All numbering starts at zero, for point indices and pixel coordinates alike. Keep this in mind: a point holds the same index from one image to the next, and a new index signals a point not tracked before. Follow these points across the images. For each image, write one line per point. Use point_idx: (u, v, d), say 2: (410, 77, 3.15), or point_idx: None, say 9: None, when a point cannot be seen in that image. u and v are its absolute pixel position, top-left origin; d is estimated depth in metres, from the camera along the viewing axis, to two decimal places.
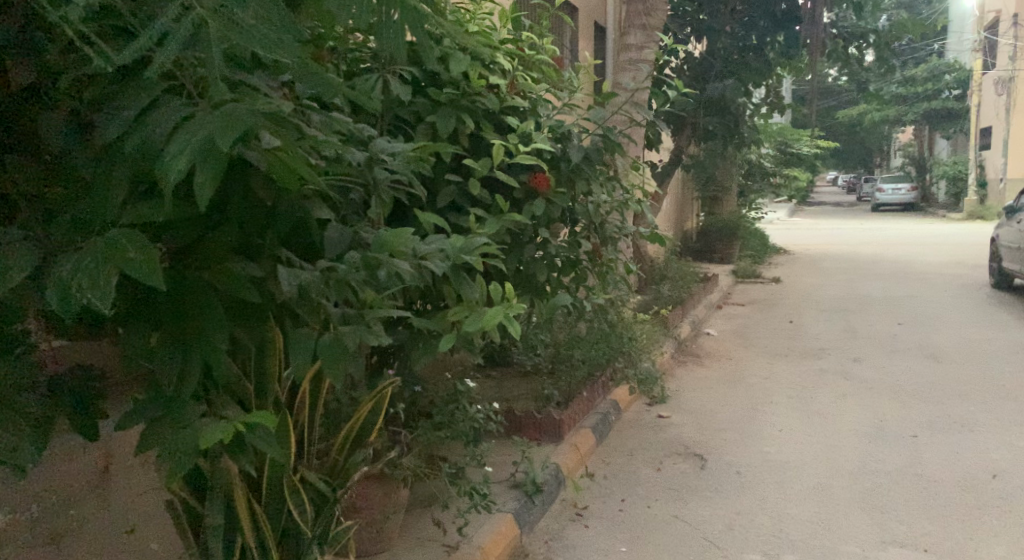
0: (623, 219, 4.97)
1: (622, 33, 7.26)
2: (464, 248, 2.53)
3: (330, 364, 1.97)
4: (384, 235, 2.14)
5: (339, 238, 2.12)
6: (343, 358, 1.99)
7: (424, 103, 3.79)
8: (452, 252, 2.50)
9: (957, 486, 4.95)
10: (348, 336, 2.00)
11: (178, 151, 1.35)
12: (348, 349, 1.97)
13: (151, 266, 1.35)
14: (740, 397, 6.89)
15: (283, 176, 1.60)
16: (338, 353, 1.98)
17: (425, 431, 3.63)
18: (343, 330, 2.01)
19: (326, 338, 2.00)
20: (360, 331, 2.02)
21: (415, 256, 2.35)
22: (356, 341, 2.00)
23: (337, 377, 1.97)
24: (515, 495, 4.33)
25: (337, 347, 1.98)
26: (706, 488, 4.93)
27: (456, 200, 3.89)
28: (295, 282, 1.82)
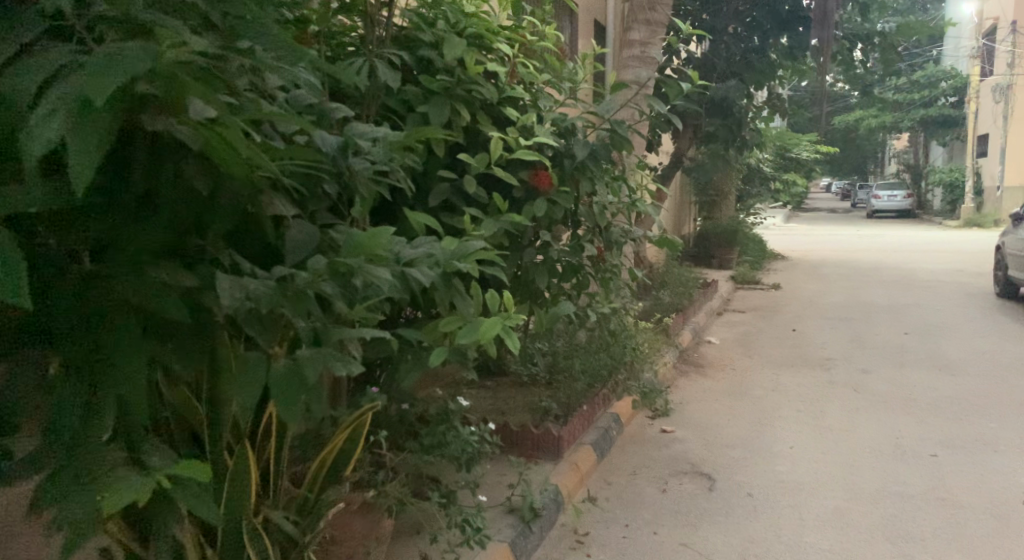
0: (630, 222, 4.63)
1: (625, 27, 6.89)
2: (456, 253, 2.17)
3: (286, 398, 1.60)
4: (358, 236, 1.76)
5: (304, 240, 1.78)
6: (302, 392, 1.61)
7: (416, 91, 3.41)
8: (443, 258, 2.14)
9: (985, 512, 4.61)
10: (309, 362, 1.63)
11: (45, 117, 1.17)
12: (308, 379, 1.60)
13: (11, 276, 1.15)
14: (747, 410, 6.54)
15: (217, 158, 1.38)
16: (297, 384, 1.61)
17: (413, 454, 3.27)
18: (303, 357, 1.64)
19: (282, 365, 1.64)
20: (327, 357, 1.65)
21: (398, 262, 1.97)
22: (318, 371, 1.63)
23: (294, 416, 1.60)
24: (511, 521, 3.96)
25: (297, 380, 1.62)
26: (716, 512, 4.58)
27: (448, 199, 3.54)
28: (240, 292, 1.52)
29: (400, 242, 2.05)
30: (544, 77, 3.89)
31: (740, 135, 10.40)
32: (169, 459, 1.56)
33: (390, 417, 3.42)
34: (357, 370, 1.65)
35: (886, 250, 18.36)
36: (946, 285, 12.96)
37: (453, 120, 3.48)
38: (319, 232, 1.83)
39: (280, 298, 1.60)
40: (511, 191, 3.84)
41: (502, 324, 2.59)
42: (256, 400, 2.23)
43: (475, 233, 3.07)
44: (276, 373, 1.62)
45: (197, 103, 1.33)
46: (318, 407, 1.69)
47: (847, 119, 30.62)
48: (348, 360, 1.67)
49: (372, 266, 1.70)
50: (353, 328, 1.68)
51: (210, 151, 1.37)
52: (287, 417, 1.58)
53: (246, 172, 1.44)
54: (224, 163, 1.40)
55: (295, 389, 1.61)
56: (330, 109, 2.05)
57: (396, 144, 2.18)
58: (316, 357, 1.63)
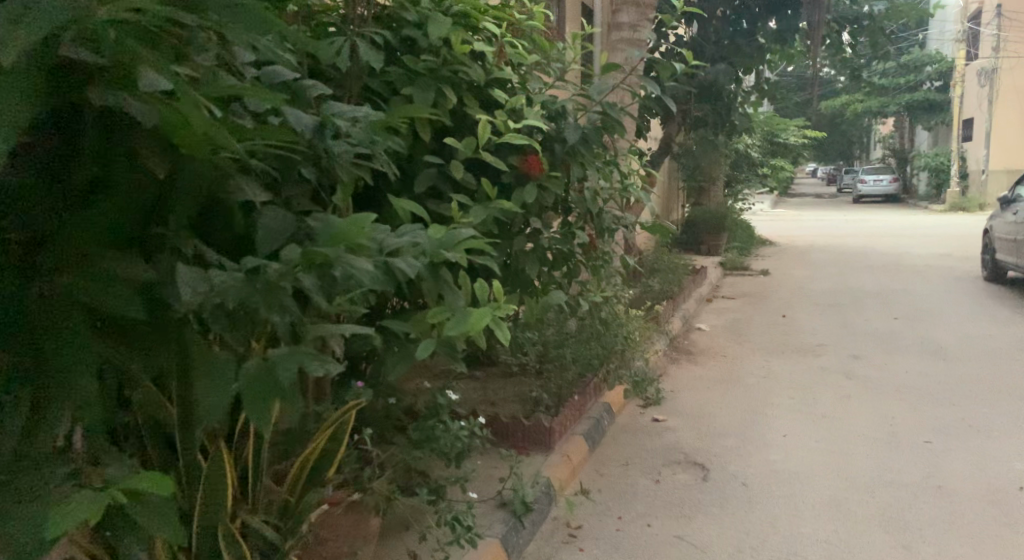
0: (620, 207, 4.52)
1: (613, 9, 6.73)
2: (443, 243, 2.04)
3: (256, 402, 1.47)
4: (336, 225, 1.62)
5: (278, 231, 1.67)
6: (274, 394, 1.49)
7: (399, 72, 3.29)
8: (429, 248, 2.01)
9: (982, 499, 4.53)
10: (284, 363, 1.50)
11: None
12: (283, 383, 1.48)
13: None
14: (739, 398, 6.45)
15: (174, 132, 1.35)
16: (268, 386, 1.49)
17: (401, 449, 3.15)
18: (277, 357, 1.51)
19: (253, 364, 1.51)
20: (302, 357, 1.52)
21: (381, 252, 1.84)
22: (294, 373, 1.50)
23: (265, 421, 1.49)
24: (503, 516, 3.84)
25: (269, 381, 1.49)
26: (711, 503, 4.48)
27: (435, 185, 3.42)
28: (206, 284, 1.38)
29: (382, 230, 1.92)
30: (533, 59, 3.76)
31: (729, 120, 10.28)
32: (129, 475, 1.47)
33: (376, 413, 3.28)
34: (337, 371, 1.53)
35: (873, 236, 18.32)
36: (933, 269, 12.92)
37: (440, 102, 3.36)
38: (293, 220, 1.71)
39: (250, 294, 1.47)
40: (499, 176, 3.71)
41: (492, 314, 2.49)
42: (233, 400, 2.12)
43: (463, 222, 2.97)
44: (246, 373, 1.49)
45: (150, 75, 1.27)
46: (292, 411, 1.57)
47: (833, 104, 30.55)
48: (326, 361, 1.55)
49: (353, 258, 1.57)
50: (334, 325, 1.55)
51: (165, 126, 1.35)
52: (257, 423, 1.46)
53: (206, 152, 1.39)
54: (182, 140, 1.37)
55: (265, 391, 1.49)
56: (306, 88, 1.94)
57: (377, 125, 2.06)
58: (291, 358, 1.51)
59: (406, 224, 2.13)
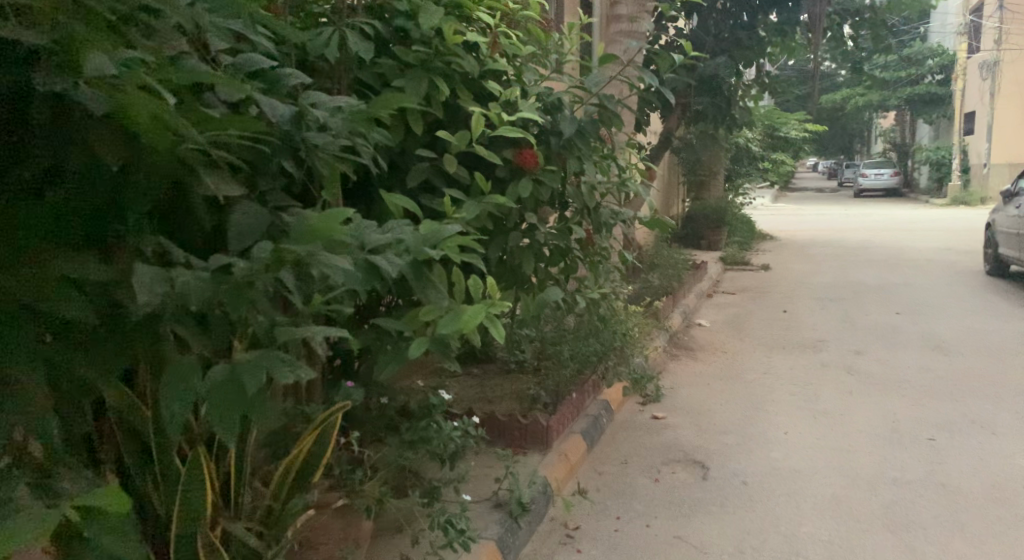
0: (618, 202, 4.44)
1: (612, 1, 6.64)
2: (429, 239, 1.97)
3: (223, 413, 1.44)
4: (311, 221, 1.56)
5: (252, 226, 1.62)
6: (240, 403, 1.45)
7: (391, 63, 3.20)
8: (414, 244, 1.94)
9: (986, 497, 4.45)
10: (250, 368, 1.45)
11: None
12: (246, 391, 1.42)
13: None
14: (739, 395, 6.38)
15: (129, 112, 1.28)
16: (233, 396, 1.44)
17: (393, 450, 3.07)
18: (243, 363, 1.46)
19: (220, 371, 1.47)
20: (271, 362, 1.47)
21: (363, 249, 1.78)
22: (261, 380, 1.45)
23: (231, 430, 1.44)
24: (499, 517, 3.77)
25: (234, 390, 1.45)
26: (711, 502, 4.41)
27: (428, 180, 3.35)
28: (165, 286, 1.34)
29: (365, 226, 1.86)
30: (529, 50, 3.67)
31: (729, 114, 10.19)
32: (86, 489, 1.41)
33: (368, 413, 3.20)
34: (307, 377, 1.45)
35: (875, 230, 18.22)
36: (934, 263, 12.83)
37: (432, 95, 3.29)
38: (269, 215, 1.67)
39: (215, 295, 1.41)
40: (494, 171, 3.63)
41: (485, 311, 2.47)
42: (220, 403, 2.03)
43: (456, 218, 2.90)
44: (211, 380, 1.45)
45: (95, 58, 1.21)
46: (264, 419, 1.52)
47: (834, 98, 30.40)
48: (296, 366, 1.48)
49: (330, 255, 1.49)
50: (305, 330, 1.48)
51: (122, 116, 1.29)
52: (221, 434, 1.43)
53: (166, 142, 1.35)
54: (141, 128, 1.31)
55: (230, 400, 1.44)
56: (283, 77, 1.86)
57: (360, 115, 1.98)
58: (257, 365, 1.45)
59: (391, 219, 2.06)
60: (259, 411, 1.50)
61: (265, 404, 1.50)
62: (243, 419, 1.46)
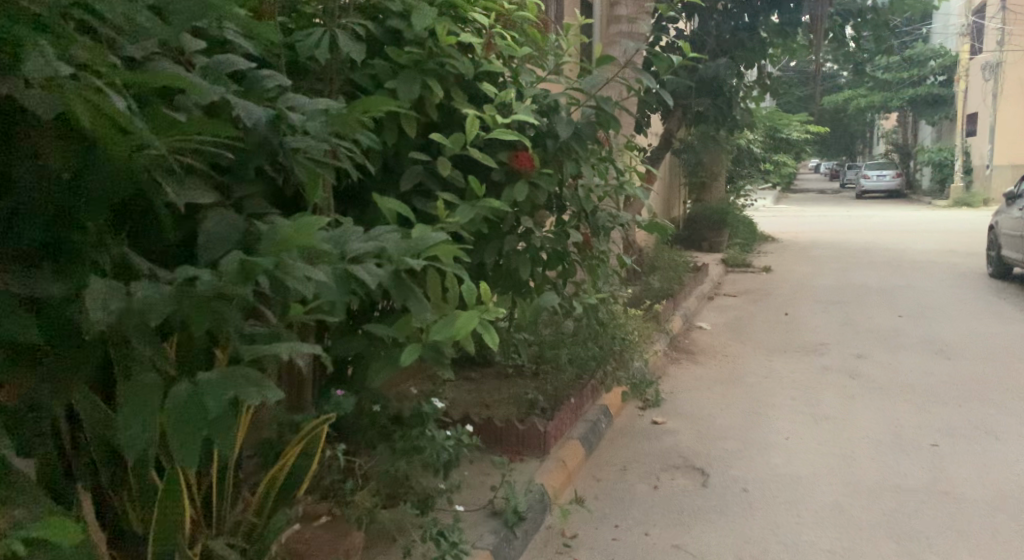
0: (617, 205, 4.38)
1: (612, 2, 6.57)
2: (411, 248, 1.91)
3: (180, 432, 1.39)
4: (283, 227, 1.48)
5: (222, 234, 1.60)
6: (202, 424, 1.40)
7: (384, 64, 3.14)
8: (395, 253, 1.88)
9: (990, 505, 4.38)
10: (215, 389, 1.41)
11: None
12: (211, 413, 1.38)
13: None
14: (740, 399, 6.31)
15: (81, 119, 1.29)
16: (195, 416, 1.40)
17: (385, 459, 3.01)
18: (207, 382, 1.42)
19: (183, 389, 1.42)
20: (238, 383, 1.42)
21: (342, 259, 1.71)
22: (224, 401, 1.40)
23: (191, 453, 1.40)
24: (494, 526, 3.70)
25: (197, 411, 1.40)
26: (709, 510, 4.34)
27: (422, 183, 3.29)
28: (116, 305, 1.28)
29: (344, 234, 1.80)
30: (525, 51, 3.60)
31: (730, 116, 10.12)
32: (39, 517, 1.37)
33: (360, 421, 3.14)
34: (275, 400, 1.41)
35: (877, 232, 18.13)
36: (937, 266, 12.74)
37: (426, 97, 3.22)
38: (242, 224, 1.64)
39: (179, 309, 1.34)
40: (489, 174, 3.56)
41: (478, 316, 2.42)
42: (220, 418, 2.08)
43: (449, 222, 2.85)
44: (173, 400, 1.40)
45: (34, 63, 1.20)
46: (229, 441, 1.47)
47: (836, 99, 30.34)
48: (263, 386, 1.44)
49: (305, 266, 1.45)
50: (277, 348, 1.44)
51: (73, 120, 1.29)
52: (179, 457, 1.38)
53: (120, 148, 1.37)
54: (96, 134, 1.34)
55: (193, 421, 1.40)
56: (259, 80, 1.82)
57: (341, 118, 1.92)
58: (222, 386, 1.40)
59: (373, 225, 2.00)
60: (222, 432, 1.45)
61: (228, 425, 1.46)
62: (205, 440, 1.41)
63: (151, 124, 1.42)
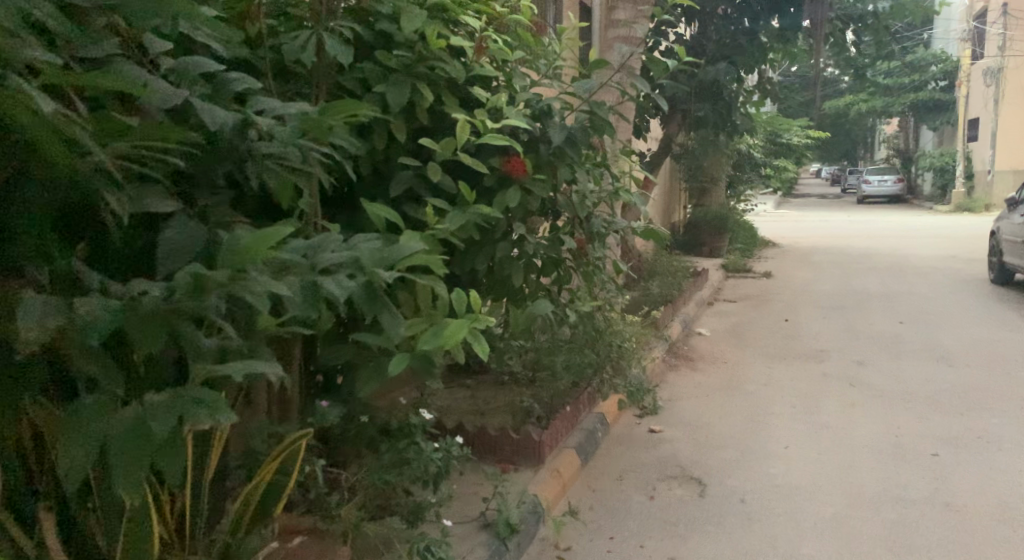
0: (613, 211, 4.31)
1: (609, 6, 6.52)
2: (384, 256, 1.87)
3: (125, 459, 1.41)
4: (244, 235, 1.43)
5: (184, 242, 1.66)
6: (145, 451, 1.42)
7: (373, 68, 3.07)
8: (368, 260, 1.84)
9: (993, 517, 4.29)
10: (161, 410, 1.42)
11: None
12: (155, 437, 1.40)
13: None
14: (740, 407, 6.24)
15: (11, 120, 1.28)
16: (140, 442, 1.42)
17: (371, 472, 2.94)
18: (154, 405, 1.44)
19: (130, 413, 1.44)
20: (187, 405, 1.44)
21: (313, 271, 1.72)
22: (170, 424, 1.41)
23: (134, 481, 1.42)
24: (486, 539, 3.62)
25: (141, 436, 1.42)
26: (706, 521, 4.26)
27: (411, 189, 3.22)
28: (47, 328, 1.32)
29: (312, 245, 1.81)
30: (517, 54, 3.55)
31: (730, 120, 10.05)
32: None
33: (345, 433, 3.07)
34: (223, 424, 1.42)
35: (878, 237, 18.04)
36: (939, 272, 12.65)
37: (416, 101, 3.14)
38: (204, 231, 1.68)
39: (126, 320, 1.38)
40: (481, 180, 3.49)
41: (469, 324, 2.37)
42: (195, 439, 2.08)
43: (439, 228, 2.78)
44: (120, 422, 1.43)
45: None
46: (178, 465, 1.50)
47: (837, 104, 30.27)
48: (214, 409, 1.44)
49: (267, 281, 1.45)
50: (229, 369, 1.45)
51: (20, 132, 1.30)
52: (122, 486, 1.41)
53: (66, 158, 1.38)
54: (41, 148, 1.33)
55: (138, 444, 1.42)
56: (228, 81, 1.82)
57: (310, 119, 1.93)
58: (169, 409, 1.42)
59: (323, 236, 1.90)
60: (170, 457, 1.47)
61: (175, 449, 1.48)
62: (150, 465, 1.44)
63: (99, 127, 1.45)
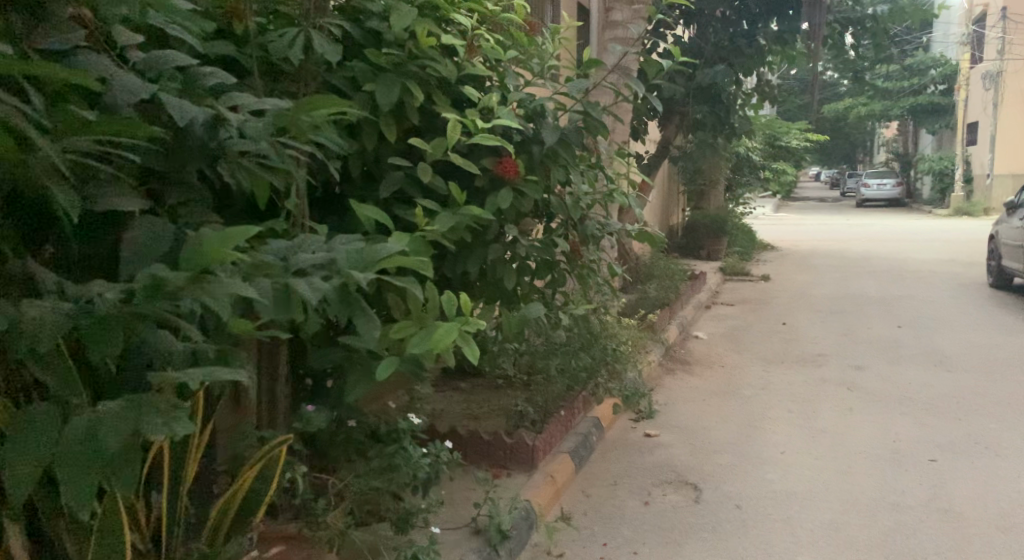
0: (607, 213, 4.27)
1: (607, 7, 6.47)
2: (361, 258, 1.84)
3: (76, 471, 1.42)
4: (204, 239, 1.43)
5: (150, 242, 1.65)
6: (96, 463, 1.43)
7: (363, 66, 3.02)
8: (344, 263, 1.82)
9: (990, 524, 4.23)
10: (115, 423, 1.43)
11: None
12: (106, 446, 1.41)
13: None
14: (737, 411, 6.19)
15: None
16: (90, 455, 1.42)
17: (358, 478, 2.89)
18: (108, 415, 1.44)
19: (82, 423, 1.44)
20: (138, 414, 1.46)
21: (287, 272, 1.74)
22: (123, 435, 1.43)
23: (85, 495, 1.42)
24: (477, 545, 3.57)
25: (93, 447, 1.43)
26: (701, 528, 4.20)
27: (402, 190, 3.17)
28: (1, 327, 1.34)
29: (289, 248, 1.81)
30: (509, 54, 3.50)
31: (728, 123, 10.00)
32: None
33: (334, 437, 3.02)
34: (178, 435, 1.44)
35: (877, 240, 18.01)
36: (938, 275, 12.60)
37: (406, 100, 3.08)
38: (170, 229, 1.69)
39: (80, 325, 1.41)
40: (473, 181, 3.44)
41: (459, 328, 2.32)
42: (175, 447, 2.05)
43: (429, 229, 2.73)
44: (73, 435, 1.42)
45: None
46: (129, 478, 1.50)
47: (836, 107, 30.25)
48: (169, 420, 1.46)
49: (234, 283, 1.45)
50: (190, 379, 1.46)
51: None
52: (72, 500, 1.40)
53: (20, 155, 1.37)
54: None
55: (89, 458, 1.42)
56: (201, 75, 1.81)
57: (285, 116, 1.93)
58: (122, 420, 1.43)
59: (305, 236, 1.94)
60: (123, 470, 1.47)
61: (128, 460, 1.48)
62: (101, 478, 1.44)
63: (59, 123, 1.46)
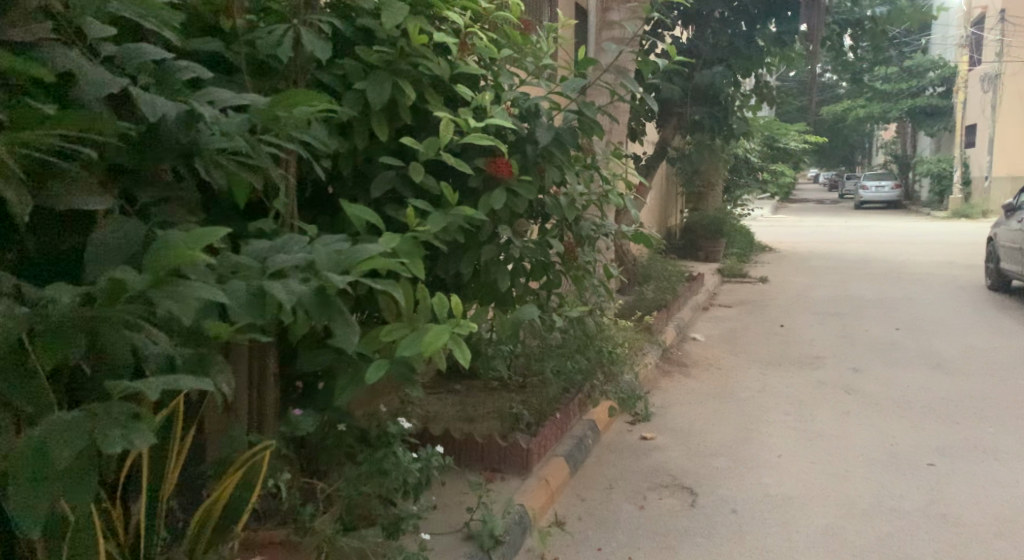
0: (603, 214, 4.22)
1: (603, 7, 6.42)
2: (342, 259, 1.80)
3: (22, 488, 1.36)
4: (171, 241, 1.42)
5: (121, 244, 1.62)
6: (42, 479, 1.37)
7: (354, 64, 2.97)
8: (324, 263, 1.77)
9: (988, 529, 4.18)
10: (69, 435, 1.39)
11: None
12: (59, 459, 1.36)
13: None
14: (734, 414, 6.14)
15: None
16: (37, 471, 1.37)
17: (347, 483, 2.83)
18: (63, 427, 1.40)
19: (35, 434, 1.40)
20: (95, 427, 1.41)
21: (262, 275, 1.73)
22: (76, 449, 1.38)
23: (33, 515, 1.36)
24: (469, 550, 3.51)
25: (43, 461, 1.37)
26: (697, 532, 4.15)
27: (394, 189, 3.12)
28: None
29: (269, 252, 1.79)
30: (504, 53, 3.44)
31: (727, 125, 9.96)
32: None
33: (323, 441, 2.96)
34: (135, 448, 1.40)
35: (875, 242, 17.98)
36: (936, 278, 12.55)
37: (397, 99, 3.03)
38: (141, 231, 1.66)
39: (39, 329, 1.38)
40: (466, 180, 3.38)
41: (451, 331, 2.26)
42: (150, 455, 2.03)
43: (420, 230, 2.68)
44: (19, 446, 1.37)
45: None
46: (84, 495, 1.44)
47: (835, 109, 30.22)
48: (127, 432, 1.42)
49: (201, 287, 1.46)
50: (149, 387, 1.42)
51: None
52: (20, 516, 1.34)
53: None
54: None
55: (37, 471, 1.37)
56: (176, 72, 1.81)
57: (263, 114, 1.91)
58: (81, 430, 1.40)
59: (291, 236, 1.91)
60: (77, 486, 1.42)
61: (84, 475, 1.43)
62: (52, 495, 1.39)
63: (13, 121, 1.47)
